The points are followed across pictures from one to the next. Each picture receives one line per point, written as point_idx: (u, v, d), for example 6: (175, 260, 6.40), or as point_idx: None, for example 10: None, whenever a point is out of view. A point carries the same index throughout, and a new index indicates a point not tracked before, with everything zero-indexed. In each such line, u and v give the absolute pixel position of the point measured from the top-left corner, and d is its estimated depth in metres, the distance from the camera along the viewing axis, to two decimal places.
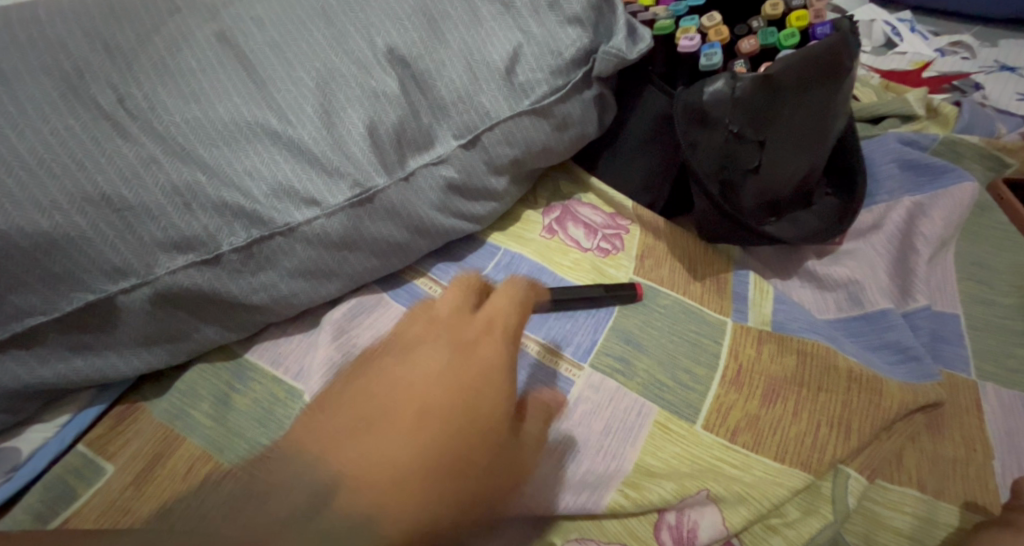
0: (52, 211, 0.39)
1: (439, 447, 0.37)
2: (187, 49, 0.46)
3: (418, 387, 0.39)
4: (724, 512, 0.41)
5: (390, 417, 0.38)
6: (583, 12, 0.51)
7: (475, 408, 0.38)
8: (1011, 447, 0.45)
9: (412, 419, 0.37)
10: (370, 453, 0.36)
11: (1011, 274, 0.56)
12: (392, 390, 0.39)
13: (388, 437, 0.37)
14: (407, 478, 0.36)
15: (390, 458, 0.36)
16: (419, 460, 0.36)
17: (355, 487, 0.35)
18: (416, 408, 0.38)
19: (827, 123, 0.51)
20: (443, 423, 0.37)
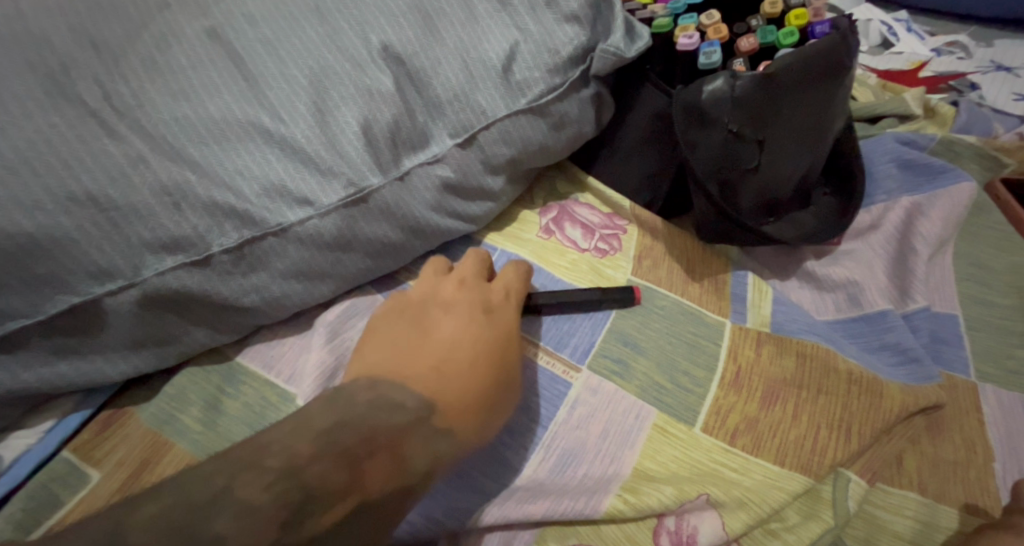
0: (36, 212, 0.38)
1: (502, 376, 0.41)
2: (177, 45, 0.46)
3: (474, 330, 0.42)
4: (724, 518, 0.40)
5: (458, 352, 0.40)
6: (580, 10, 0.51)
7: (516, 347, 0.43)
8: (1010, 449, 0.45)
9: (478, 352, 0.41)
10: (452, 378, 0.39)
11: (1009, 274, 0.55)
12: (451, 331, 0.41)
13: (463, 368, 0.39)
14: (483, 398, 0.39)
15: (467, 382, 0.39)
16: (490, 384, 0.40)
17: (445, 408, 0.37)
18: (479, 343, 0.41)
19: (827, 121, 0.51)
20: (501, 356, 0.42)
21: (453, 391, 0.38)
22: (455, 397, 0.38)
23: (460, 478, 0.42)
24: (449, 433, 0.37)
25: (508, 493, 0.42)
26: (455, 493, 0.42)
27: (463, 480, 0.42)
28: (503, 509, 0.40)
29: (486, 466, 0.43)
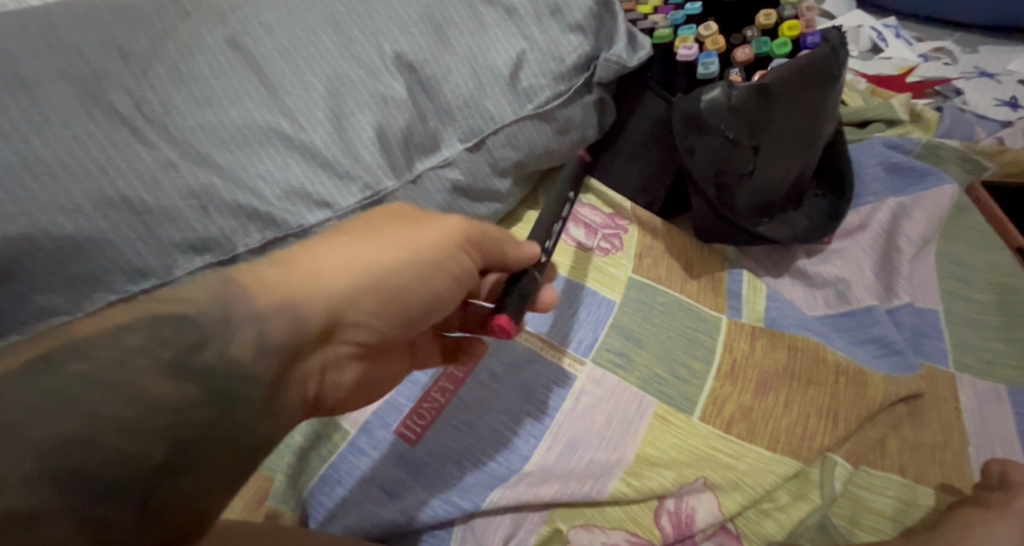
0: (75, 214, 0.40)
1: (425, 264, 0.37)
2: (200, 55, 0.48)
3: (398, 221, 0.38)
4: (720, 499, 0.43)
5: (362, 238, 0.36)
6: (584, 19, 0.54)
7: (450, 235, 0.38)
8: (982, 434, 0.49)
9: (389, 241, 0.36)
10: (340, 263, 0.34)
11: (987, 271, 0.59)
12: (370, 221, 0.37)
13: (359, 255, 0.34)
14: (383, 286, 0.35)
15: (366, 271, 0.34)
16: (393, 274, 0.35)
17: (311, 301, 0.31)
18: (396, 233, 0.37)
19: (818, 128, 0.54)
20: (418, 243, 0.37)
21: (339, 280, 0.33)
22: (333, 289, 0.33)
23: (473, 464, 0.45)
24: (338, 326, 0.33)
25: (519, 478, 0.44)
26: (469, 478, 0.45)
27: (475, 466, 0.45)
28: (515, 491, 0.43)
29: (496, 453, 0.46)
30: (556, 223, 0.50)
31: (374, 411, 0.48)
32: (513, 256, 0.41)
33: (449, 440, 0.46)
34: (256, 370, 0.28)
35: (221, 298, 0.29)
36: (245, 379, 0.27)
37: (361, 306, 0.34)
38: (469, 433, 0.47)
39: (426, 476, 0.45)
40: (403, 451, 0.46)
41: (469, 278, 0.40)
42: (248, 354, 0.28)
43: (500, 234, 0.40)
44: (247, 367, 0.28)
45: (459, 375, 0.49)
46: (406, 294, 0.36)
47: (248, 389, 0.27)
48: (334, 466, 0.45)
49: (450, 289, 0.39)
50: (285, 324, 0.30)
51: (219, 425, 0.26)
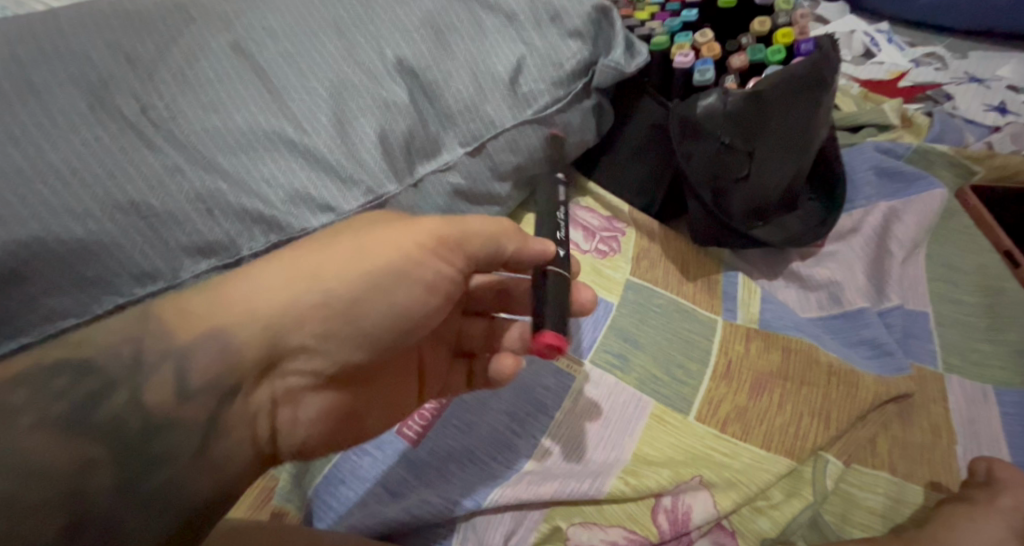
0: (84, 218, 0.41)
1: (382, 276, 0.37)
2: (205, 60, 0.48)
3: (356, 233, 0.37)
4: (716, 496, 0.44)
5: (310, 256, 0.36)
6: (583, 26, 0.55)
7: (409, 242, 0.37)
8: (969, 433, 0.50)
9: (339, 257, 0.36)
10: (281, 285, 0.35)
11: (975, 273, 0.60)
12: (326, 237, 0.38)
13: (305, 276, 0.35)
14: (330, 305, 0.35)
15: (309, 291, 0.35)
16: (340, 292, 0.36)
17: (245, 328, 0.33)
18: (351, 247, 0.37)
19: (812, 132, 0.55)
20: (372, 256, 0.37)
21: (276, 303, 0.34)
22: (272, 314, 0.34)
23: (474, 464, 0.46)
24: (282, 353, 0.35)
25: (520, 477, 0.45)
26: (470, 477, 0.45)
27: (476, 465, 0.46)
28: (515, 489, 0.44)
29: (498, 453, 0.47)
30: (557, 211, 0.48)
31: None
32: (511, 246, 0.39)
33: (451, 439, 0.47)
34: (180, 416, 0.32)
35: (136, 340, 0.32)
36: (177, 426, 0.31)
37: (306, 328, 0.35)
38: (470, 432, 0.47)
39: (428, 476, 0.46)
40: (405, 451, 0.47)
41: (443, 281, 0.39)
42: (168, 398, 0.32)
43: (478, 229, 0.39)
44: (172, 411, 0.31)
45: None
46: (360, 312, 0.36)
47: (172, 438, 0.31)
48: (337, 465, 0.46)
49: (420, 298, 0.38)
50: (212, 356, 0.32)
51: (140, 476, 0.30)
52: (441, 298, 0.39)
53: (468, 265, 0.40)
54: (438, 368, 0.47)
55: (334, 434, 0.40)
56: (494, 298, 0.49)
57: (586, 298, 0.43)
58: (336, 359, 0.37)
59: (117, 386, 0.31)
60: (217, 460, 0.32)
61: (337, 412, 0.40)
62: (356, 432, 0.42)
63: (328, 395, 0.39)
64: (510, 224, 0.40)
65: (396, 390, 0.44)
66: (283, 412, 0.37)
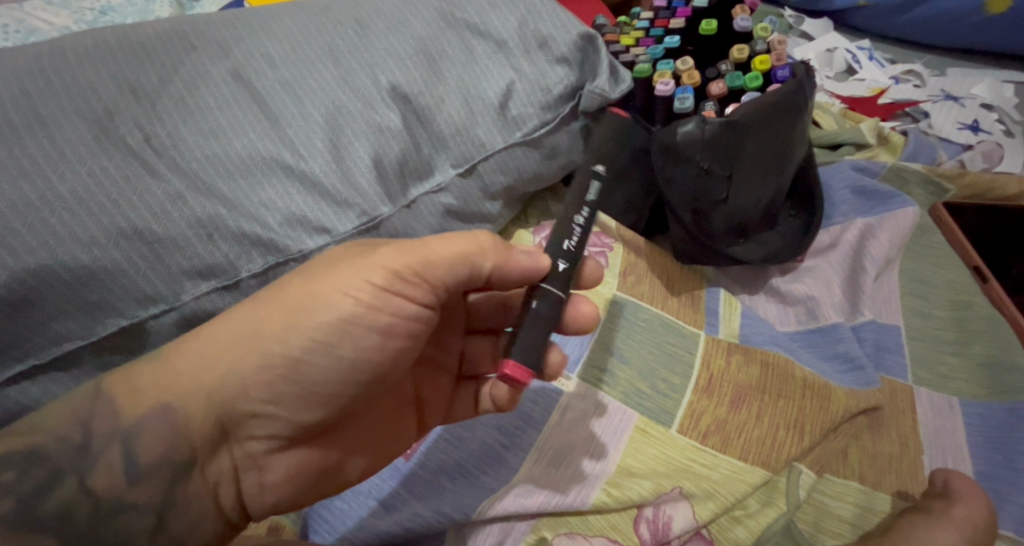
0: (90, 245, 0.42)
1: (326, 329, 0.38)
2: (206, 88, 0.50)
3: (297, 290, 0.39)
4: (694, 507, 0.46)
5: (249, 315, 0.39)
6: (569, 53, 0.58)
7: (358, 289, 0.39)
8: (937, 444, 0.53)
9: (278, 317, 0.38)
10: (223, 352, 0.38)
11: (946, 288, 0.63)
12: (272, 291, 0.40)
13: (246, 340, 0.38)
14: (273, 368, 0.38)
15: (248, 354, 0.38)
16: (282, 353, 0.38)
17: (191, 400, 0.37)
18: (292, 307, 0.38)
19: (788, 155, 0.58)
20: (314, 310, 0.38)
21: (220, 371, 0.38)
22: (216, 383, 0.38)
23: (464, 477, 0.48)
24: (234, 419, 0.39)
25: (509, 489, 0.47)
26: (460, 489, 0.48)
27: (466, 478, 0.48)
28: (504, 501, 0.46)
29: (488, 466, 0.49)
30: (580, 211, 0.41)
31: None
32: (487, 263, 0.40)
33: (442, 452, 0.50)
34: (130, 497, 0.36)
35: (84, 423, 0.36)
36: (130, 507, 0.36)
37: (253, 393, 0.38)
38: (460, 446, 0.50)
39: (419, 489, 0.48)
40: (399, 464, 0.50)
41: (401, 321, 0.40)
42: (118, 482, 0.36)
43: (438, 255, 0.39)
44: (122, 493, 0.36)
45: None
46: (306, 369, 0.39)
47: (126, 519, 0.36)
48: None
49: (375, 343, 0.40)
50: (160, 431, 0.37)
51: None
52: (403, 338, 0.41)
53: (433, 296, 0.40)
54: (438, 395, 0.50)
55: (308, 488, 0.43)
56: (502, 315, 0.51)
57: (586, 310, 0.45)
58: (289, 420, 0.40)
59: (63, 474, 0.35)
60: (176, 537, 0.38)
61: (307, 471, 0.42)
62: (335, 482, 0.44)
63: (292, 456, 0.42)
64: (490, 241, 0.40)
65: (384, 432, 0.46)
66: (248, 475, 0.41)
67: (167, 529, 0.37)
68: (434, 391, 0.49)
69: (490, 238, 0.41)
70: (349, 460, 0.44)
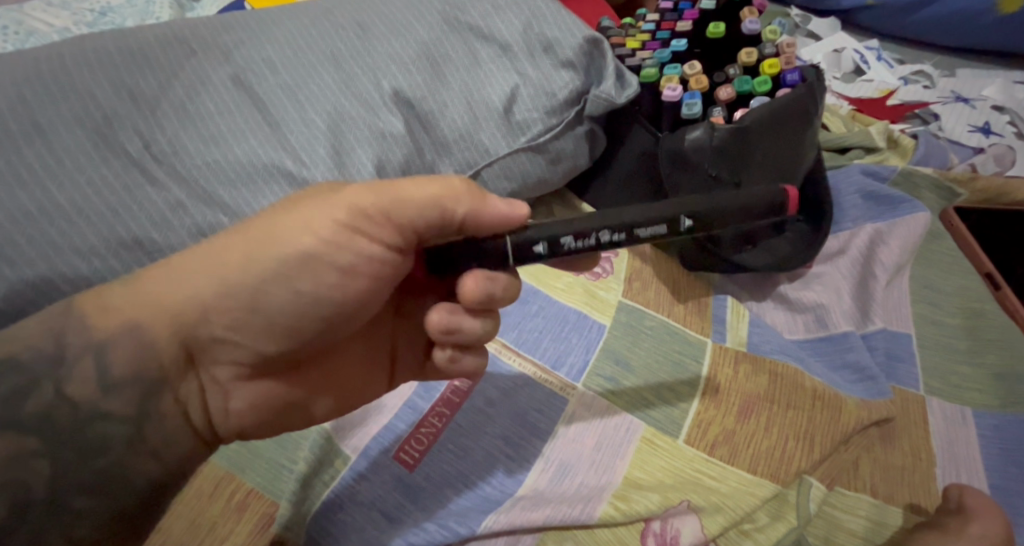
0: (90, 256, 0.42)
1: (289, 261, 0.35)
2: (206, 94, 0.49)
3: (268, 221, 0.36)
4: (703, 521, 0.45)
5: (218, 242, 0.36)
6: (575, 57, 0.57)
7: (321, 224, 0.35)
8: (949, 457, 0.52)
9: (242, 246, 0.35)
10: (187, 276, 0.35)
11: (956, 295, 0.62)
12: (242, 224, 0.37)
13: (211, 266, 0.35)
14: (232, 295, 0.35)
15: (212, 279, 0.35)
16: (245, 283, 0.35)
17: (154, 323, 0.34)
18: (261, 233, 0.36)
19: (800, 159, 0.55)
20: (277, 242, 0.35)
21: (183, 297, 0.35)
22: (176, 307, 0.35)
23: (469, 489, 0.48)
24: (199, 345, 0.36)
25: (513, 503, 0.47)
26: (465, 502, 0.47)
27: (471, 490, 0.48)
28: (509, 515, 0.45)
29: (493, 477, 0.49)
30: (611, 232, 0.35)
31: (374, 435, 0.50)
32: (459, 210, 0.35)
33: (446, 463, 0.49)
34: (108, 407, 0.34)
35: (57, 334, 0.33)
36: (105, 417, 0.34)
37: (215, 318, 0.36)
38: (465, 457, 0.49)
39: (424, 500, 0.47)
40: (402, 475, 0.48)
41: (366, 263, 0.37)
42: (94, 391, 0.34)
43: (409, 197, 0.35)
44: (98, 401, 0.34)
45: (456, 400, 0.52)
46: (267, 301, 0.36)
47: (104, 427, 0.34)
48: (336, 491, 0.47)
49: (337, 283, 0.37)
50: (132, 349, 0.34)
51: (81, 468, 0.33)
52: (368, 280, 0.38)
53: (400, 238, 0.37)
54: (410, 355, 0.48)
55: (271, 419, 0.42)
56: None
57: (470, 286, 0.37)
58: (255, 347, 0.37)
59: (40, 382, 0.32)
60: (154, 448, 0.36)
61: (273, 402, 0.41)
62: (299, 417, 0.43)
63: (260, 382, 0.40)
64: (462, 185, 0.35)
65: (355, 377, 0.45)
66: (213, 401, 0.39)
67: (146, 438, 0.35)
68: (407, 348, 0.48)
69: (466, 183, 0.36)
70: (314, 399, 0.43)
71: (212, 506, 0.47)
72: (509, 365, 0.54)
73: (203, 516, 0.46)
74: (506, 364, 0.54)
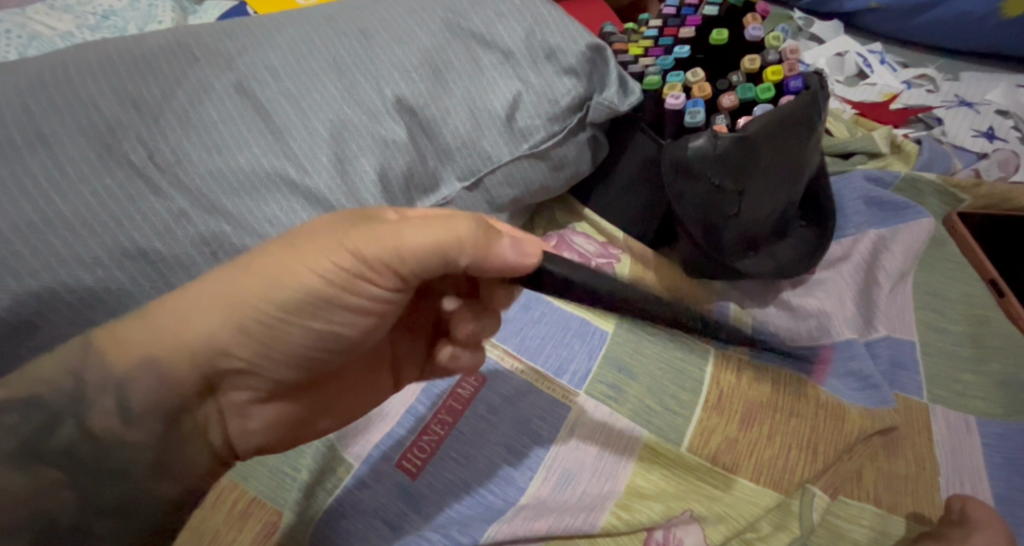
0: (94, 267, 0.42)
1: (302, 300, 0.35)
2: (209, 102, 0.49)
3: (281, 253, 0.35)
4: (705, 530, 0.45)
5: (227, 278, 0.35)
6: (578, 64, 0.57)
7: (333, 266, 0.34)
8: (953, 467, 0.52)
9: (257, 283, 0.34)
10: (201, 311, 0.34)
11: (960, 303, 0.62)
12: (254, 253, 0.36)
13: (225, 302, 0.34)
14: (248, 331, 0.35)
15: (228, 317, 0.34)
16: (261, 318, 0.35)
17: (171, 358, 0.34)
18: (274, 269, 0.35)
19: (802, 166, 0.56)
20: (285, 284, 0.35)
21: (196, 334, 0.34)
22: (190, 344, 0.34)
23: (472, 497, 0.48)
24: (218, 376, 0.36)
25: (514, 512, 0.46)
26: (468, 510, 0.47)
27: (474, 498, 0.48)
28: (511, 525, 0.45)
29: (496, 486, 0.49)
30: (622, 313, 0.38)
31: (376, 443, 0.50)
32: (466, 258, 0.35)
33: (449, 471, 0.49)
34: (126, 439, 0.34)
35: (75, 369, 0.33)
36: (125, 448, 0.34)
37: (234, 352, 0.35)
38: (468, 465, 0.49)
39: (426, 509, 0.47)
40: (404, 484, 0.48)
41: (374, 303, 0.37)
42: (112, 424, 0.34)
43: (415, 245, 0.34)
44: (118, 434, 0.34)
45: (458, 406, 0.52)
46: (284, 334, 0.36)
47: (123, 457, 0.35)
48: (339, 499, 0.48)
49: (350, 319, 0.37)
50: (150, 384, 0.34)
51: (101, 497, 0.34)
52: (379, 313, 0.38)
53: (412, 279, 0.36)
54: (411, 353, 0.48)
55: (287, 435, 0.42)
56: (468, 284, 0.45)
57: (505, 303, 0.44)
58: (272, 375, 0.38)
59: (61, 418, 0.33)
60: (173, 473, 0.37)
61: (289, 420, 0.41)
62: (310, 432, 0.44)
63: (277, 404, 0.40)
64: (468, 232, 0.34)
65: (364, 391, 0.46)
66: (230, 426, 0.39)
67: (166, 464, 0.36)
68: (410, 353, 0.48)
69: (471, 228, 0.35)
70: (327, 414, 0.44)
71: (214, 515, 0.47)
72: (511, 372, 0.54)
73: (206, 525, 0.46)
74: (508, 371, 0.54)
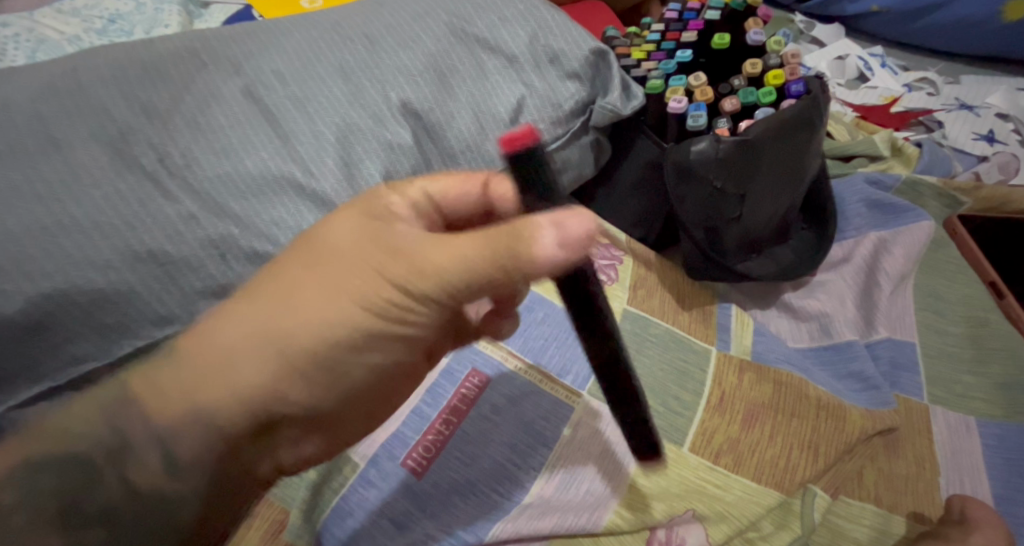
0: (106, 269, 0.42)
1: (348, 329, 0.33)
2: (218, 107, 0.50)
3: (316, 283, 0.33)
4: (708, 530, 0.46)
5: (262, 316, 0.32)
6: (580, 68, 0.58)
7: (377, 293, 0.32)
8: (953, 467, 0.52)
9: (294, 317, 0.33)
10: (243, 356, 0.32)
11: (960, 304, 0.62)
12: (278, 281, 0.33)
13: (267, 343, 0.32)
14: (297, 369, 0.33)
15: (274, 358, 0.33)
16: (308, 356, 0.33)
17: (220, 409, 0.33)
18: (309, 301, 0.33)
19: (801, 168, 0.57)
20: (328, 317, 0.33)
21: (243, 380, 0.33)
22: (238, 393, 0.33)
23: (476, 497, 0.49)
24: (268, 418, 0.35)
25: (519, 511, 0.47)
26: (473, 510, 0.48)
27: (478, 498, 0.48)
28: (515, 526, 0.47)
29: (501, 485, 0.49)
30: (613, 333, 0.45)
31: (381, 442, 0.50)
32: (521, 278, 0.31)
33: (454, 470, 0.50)
34: (171, 490, 0.34)
35: (114, 416, 0.33)
36: (169, 500, 0.34)
37: (288, 393, 0.34)
38: (473, 465, 0.50)
39: (432, 508, 0.48)
40: (410, 483, 0.49)
41: (424, 324, 0.35)
42: (156, 478, 0.33)
43: (460, 271, 0.31)
44: (160, 490, 0.34)
45: (462, 407, 0.53)
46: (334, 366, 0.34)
47: (167, 507, 0.34)
48: (345, 498, 0.48)
49: (401, 342, 0.36)
50: (196, 438, 0.33)
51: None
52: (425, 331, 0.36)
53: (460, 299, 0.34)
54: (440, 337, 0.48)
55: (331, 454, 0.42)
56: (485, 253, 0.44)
57: None
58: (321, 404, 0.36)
59: (101, 472, 0.33)
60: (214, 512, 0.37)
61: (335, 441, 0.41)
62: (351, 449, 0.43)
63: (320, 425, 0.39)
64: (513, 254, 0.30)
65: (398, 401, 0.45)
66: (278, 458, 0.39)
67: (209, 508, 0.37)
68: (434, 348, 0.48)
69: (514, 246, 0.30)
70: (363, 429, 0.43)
71: None
72: (515, 374, 0.55)
73: None
74: (511, 373, 0.55)
